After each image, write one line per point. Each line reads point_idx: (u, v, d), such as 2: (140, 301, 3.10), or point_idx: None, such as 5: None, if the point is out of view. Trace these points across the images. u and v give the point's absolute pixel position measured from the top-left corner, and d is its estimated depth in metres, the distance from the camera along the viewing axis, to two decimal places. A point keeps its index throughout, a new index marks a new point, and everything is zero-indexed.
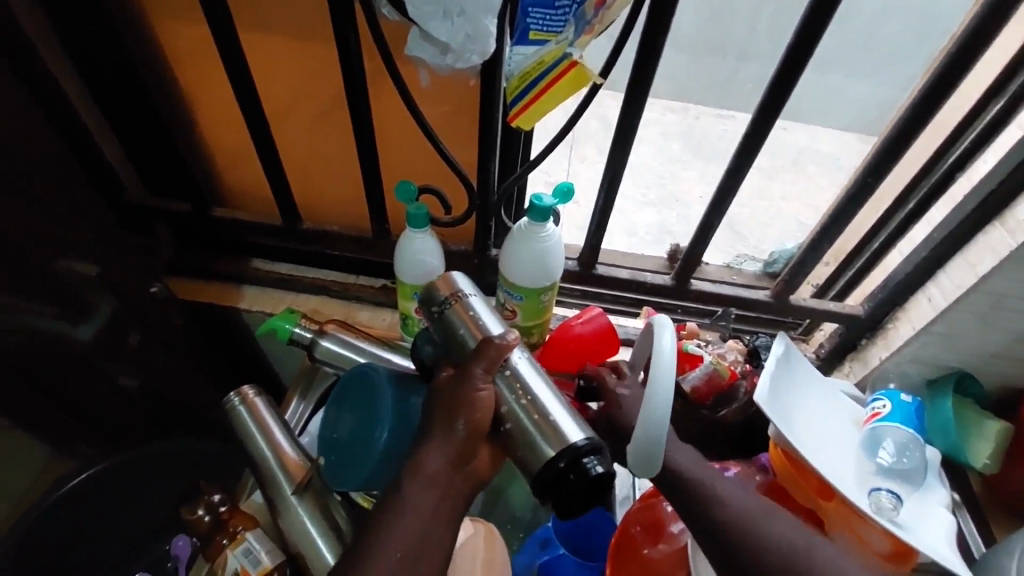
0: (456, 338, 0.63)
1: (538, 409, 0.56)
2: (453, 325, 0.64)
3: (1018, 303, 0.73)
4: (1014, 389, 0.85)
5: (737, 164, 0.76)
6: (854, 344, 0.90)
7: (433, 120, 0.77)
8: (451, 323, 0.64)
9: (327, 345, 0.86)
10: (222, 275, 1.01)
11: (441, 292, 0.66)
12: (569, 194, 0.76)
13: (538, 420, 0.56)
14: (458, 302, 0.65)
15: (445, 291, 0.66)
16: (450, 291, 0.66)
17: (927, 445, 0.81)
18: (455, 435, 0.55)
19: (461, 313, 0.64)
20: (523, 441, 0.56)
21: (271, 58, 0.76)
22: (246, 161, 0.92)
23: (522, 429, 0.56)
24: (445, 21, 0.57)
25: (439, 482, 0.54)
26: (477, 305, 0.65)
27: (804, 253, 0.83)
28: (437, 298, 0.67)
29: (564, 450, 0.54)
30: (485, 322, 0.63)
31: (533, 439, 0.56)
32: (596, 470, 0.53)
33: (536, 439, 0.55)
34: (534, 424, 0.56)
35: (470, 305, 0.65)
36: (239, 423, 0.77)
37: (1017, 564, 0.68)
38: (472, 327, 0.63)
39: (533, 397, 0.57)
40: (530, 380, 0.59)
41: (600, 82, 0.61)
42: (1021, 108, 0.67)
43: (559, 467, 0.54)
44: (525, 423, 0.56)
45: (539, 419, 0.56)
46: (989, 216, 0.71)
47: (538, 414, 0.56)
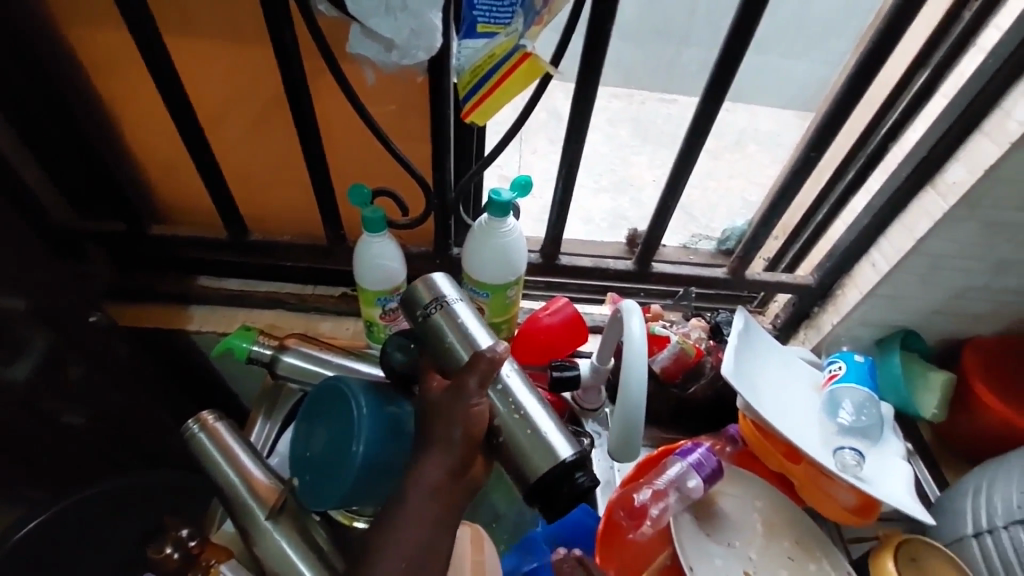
0: (443, 346, 0.64)
1: (530, 421, 0.59)
2: (439, 332, 0.64)
3: (953, 261, 0.78)
4: (952, 342, 0.92)
5: (688, 147, 0.77)
6: (807, 312, 0.94)
7: (382, 119, 0.75)
8: (437, 330, 0.64)
9: (289, 360, 0.83)
10: (168, 296, 0.95)
11: (426, 298, 0.66)
12: (527, 187, 0.76)
13: (531, 434, 0.58)
14: (442, 309, 0.65)
15: (427, 295, 0.66)
16: (433, 297, 0.66)
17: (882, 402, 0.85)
18: (453, 446, 0.54)
19: (446, 318, 0.64)
20: (517, 453, 0.58)
21: (203, 63, 0.71)
22: (184, 173, 0.86)
23: (515, 442, 0.58)
24: (387, 16, 0.55)
25: (440, 495, 0.52)
26: (463, 311, 0.65)
27: (757, 228, 0.86)
28: (420, 302, 0.66)
29: (556, 465, 0.57)
30: (470, 327, 0.64)
31: (526, 450, 0.58)
32: (587, 482, 0.57)
33: (528, 450, 0.58)
34: (527, 434, 0.58)
35: (456, 312, 0.64)
36: (200, 451, 0.73)
37: (970, 504, 0.74)
38: (460, 335, 0.63)
39: (523, 409, 0.60)
40: (520, 394, 0.61)
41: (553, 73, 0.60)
42: (946, 76, 0.71)
43: (554, 478, 0.57)
44: (517, 436, 0.58)
45: (532, 433, 0.58)
46: (922, 182, 0.75)
47: (530, 428, 0.59)
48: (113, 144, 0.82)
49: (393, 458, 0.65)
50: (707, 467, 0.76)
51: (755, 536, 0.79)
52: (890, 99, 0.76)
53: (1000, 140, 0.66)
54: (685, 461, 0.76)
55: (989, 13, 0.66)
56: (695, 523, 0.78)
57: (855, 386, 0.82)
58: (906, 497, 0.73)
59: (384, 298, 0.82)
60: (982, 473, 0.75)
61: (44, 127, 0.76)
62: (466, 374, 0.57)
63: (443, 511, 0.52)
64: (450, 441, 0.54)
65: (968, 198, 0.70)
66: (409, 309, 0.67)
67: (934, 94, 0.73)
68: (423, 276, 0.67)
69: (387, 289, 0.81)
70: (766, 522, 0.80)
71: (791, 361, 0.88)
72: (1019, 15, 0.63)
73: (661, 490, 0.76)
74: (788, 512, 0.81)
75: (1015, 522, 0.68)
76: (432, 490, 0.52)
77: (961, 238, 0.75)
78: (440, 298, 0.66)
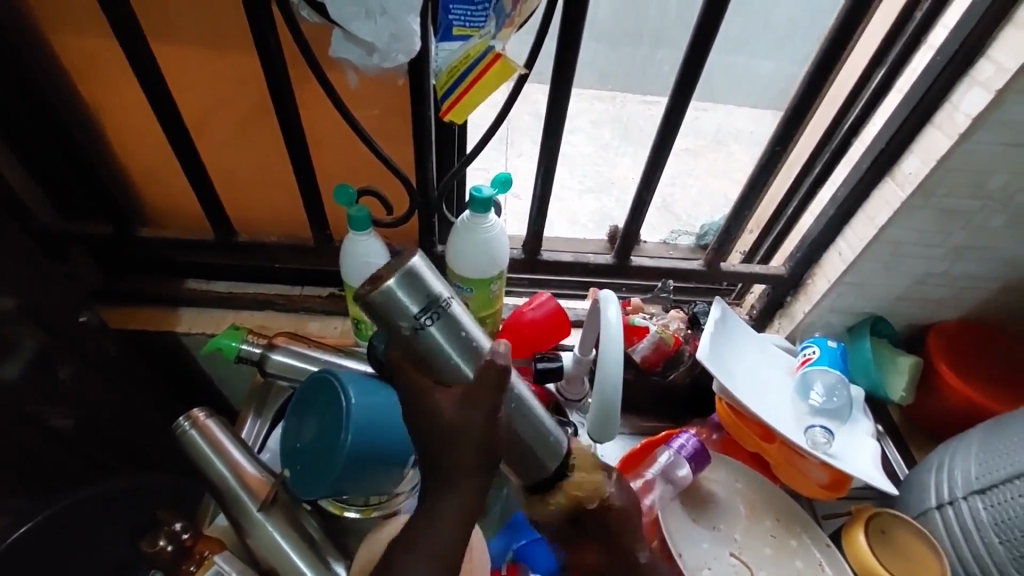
0: (439, 370, 0.47)
1: (529, 410, 0.52)
2: (439, 351, 0.47)
3: (913, 248, 0.82)
4: (917, 326, 0.96)
5: (660, 143, 0.81)
6: (781, 301, 0.98)
7: (365, 122, 0.77)
8: (430, 350, 0.47)
9: (279, 358, 0.84)
10: (157, 300, 0.97)
11: (413, 303, 0.46)
12: (508, 184, 0.79)
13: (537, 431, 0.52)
14: (442, 312, 0.47)
15: (411, 292, 0.46)
16: (424, 299, 0.47)
17: (852, 384, 0.89)
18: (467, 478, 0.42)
19: (444, 326, 0.48)
20: (522, 456, 0.52)
21: (187, 67, 0.73)
22: (171, 177, 0.88)
23: (523, 446, 0.52)
24: (367, 21, 0.57)
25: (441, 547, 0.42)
26: (461, 313, 0.49)
27: (730, 220, 0.89)
28: (405, 310, 0.46)
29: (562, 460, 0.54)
30: (476, 332, 0.49)
31: (534, 450, 0.52)
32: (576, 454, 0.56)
33: (535, 449, 0.52)
34: (533, 429, 0.52)
35: (453, 317, 0.48)
36: (192, 447, 0.75)
37: (935, 478, 0.77)
38: (462, 350, 0.48)
39: (522, 400, 0.52)
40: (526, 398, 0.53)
41: (525, 72, 0.62)
42: (900, 74, 0.76)
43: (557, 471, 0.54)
44: (524, 439, 0.52)
45: (536, 430, 0.52)
46: (882, 174, 0.79)
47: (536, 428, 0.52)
48: (100, 148, 0.84)
49: (384, 449, 0.67)
50: (690, 449, 0.78)
51: (738, 518, 0.81)
52: (851, 94, 0.80)
53: (949, 131, 0.71)
54: (672, 448, 0.78)
55: (938, 13, 0.70)
56: (684, 510, 0.80)
57: (827, 368, 0.85)
58: (872, 469, 0.78)
59: None
60: (946, 449, 0.78)
61: (30, 131, 0.77)
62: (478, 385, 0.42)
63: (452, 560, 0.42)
64: (471, 479, 0.42)
65: (923, 187, 0.75)
66: (388, 319, 0.47)
67: (891, 89, 0.77)
68: (406, 265, 0.47)
69: None
70: (748, 504, 0.82)
71: (762, 346, 0.91)
72: (962, 15, 0.67)
73: (651, 480, 0.77)
74: (767, 493, 0.83)
75: (973, 492, 0.72)
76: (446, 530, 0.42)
77: (919, 226, 0.79)
78: (434, 299, 0.47)
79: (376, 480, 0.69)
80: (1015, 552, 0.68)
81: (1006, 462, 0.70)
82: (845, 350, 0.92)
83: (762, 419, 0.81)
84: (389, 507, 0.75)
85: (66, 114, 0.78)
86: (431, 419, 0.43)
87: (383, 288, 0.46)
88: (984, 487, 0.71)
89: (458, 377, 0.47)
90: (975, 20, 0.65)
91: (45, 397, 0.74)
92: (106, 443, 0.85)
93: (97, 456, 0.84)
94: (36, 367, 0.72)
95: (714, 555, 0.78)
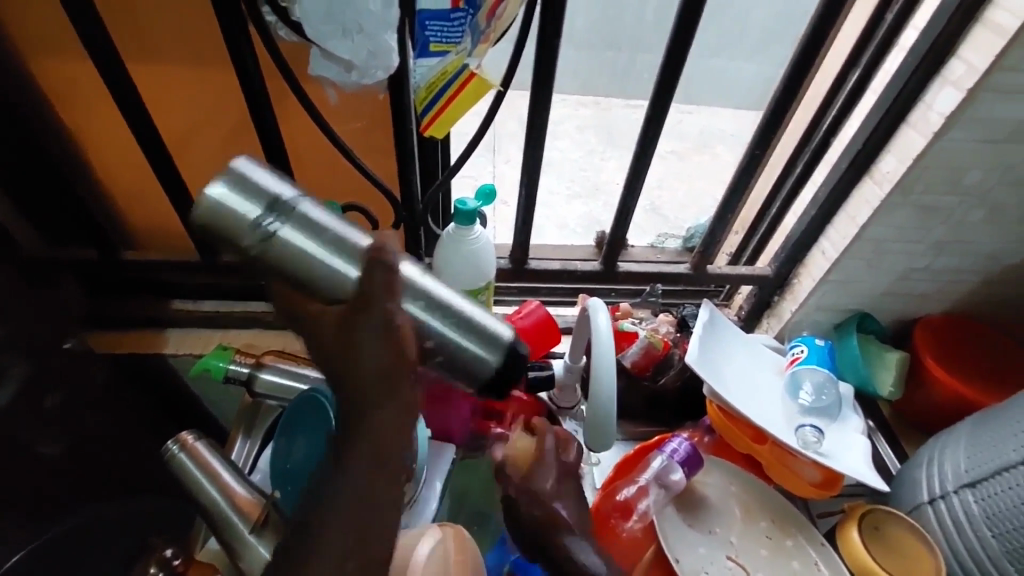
0: (318, 272, 0.54)
1: (439, 303, 0.58)
2: (294, 243, 0.53)
3: (896, 245, 0.83)
4: (903, 321, 0.97)
5: (642, 149, 0.82)
6: (768, 301, 0.99)
7: (347, 138, 0.77)
8: (288, 244, 0.54)
9: (267, 377, 0.83)
10: (145, 322, 0.97)
11: (256, 209, 0.54)
12: (492, 196, 0.79)
13: (456, 322, 0.58)
14: (289, 211, 0.54)
15: (245, 193, 0.54)
16: (268, 198, 0.54)
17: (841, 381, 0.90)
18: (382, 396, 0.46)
19: (291, 224, 0.54)
20: (454, 352, 0.58)
21: (167, 88, 0.73)
22: (155, 199, 0.87)
23: (446, 343, 0.58)
24: (344, 39, 0.58)
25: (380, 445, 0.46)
26: (310, 209, 0.55)
27: (714, 223, 0.90)
28: (247, 216, 0.54)
29: (503, 353, 0.60)
30: (338, 226, 0.55)
31: (458, 343, 0.58)
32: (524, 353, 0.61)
33: (460, 342, 0.58)
34: (454, 322, 0.58)
35: (302, 215, 0.54)
36: (181, 471, 0.74)
37: (926, 473, 0.78)
38: (331, 244, 0.54)
39: (431, 297, 0.58)
40: (442, 295, 0.59)
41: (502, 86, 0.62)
42: (873, 75, 0.77)
43: (500, 371, 0.59)
44: (445, 334, 0.58)
45: (457, 322, 0.58)
46: (861, 173, 0.80)
47: (455, 318, 0.59)
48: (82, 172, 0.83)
49: None
50: (683, 453, 0.78)
51: (733, 520, 0.81)
52: (828, 96, 0.81)
53: (924, 130, 0.72)
54: (664, 453, 0.78)
55: (907, 15, 0.72)
56: (679, 515, 0.80)
57: (816, 367, 0.86)
58: (863, 467, 0.79)
59: None
60: (935, 442, 0.79)
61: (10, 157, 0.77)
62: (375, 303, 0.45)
63: (389, 478, 0.47)
64: (395, 388, 0.46)
65: (902, 185, 0.76)
66: (230, 225, 0.54)
67: (865, 90, 0.78)
68: (230, 169, 0.54)
69: None
70: (743, 506, 0.82)
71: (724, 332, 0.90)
72: (930, 17, 0.68)
73: (645, 485, 0.78)
74: (761, 495, 0.83)
75: (963, 486, 0.73)
76: (372, 450, 0.46)
77: (899, 223, 0.80)
78: (275, 199, 0.54)
79: None
80: (1008, 546, 0.68)
81: (994, 455, 0.70)
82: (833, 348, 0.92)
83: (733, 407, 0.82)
84: None
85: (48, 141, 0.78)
86: (331, 339, 0.46)
87: (213, 191, 0.53)
88: (974, 480, 0.72)
89: (338, 271, 0.54)
90: (943, 23, 0.67)
91: (34, 427, 0.72)
92: None
93: None
94: (23, 396, 0.71)
95: (711, 559, 0.78)
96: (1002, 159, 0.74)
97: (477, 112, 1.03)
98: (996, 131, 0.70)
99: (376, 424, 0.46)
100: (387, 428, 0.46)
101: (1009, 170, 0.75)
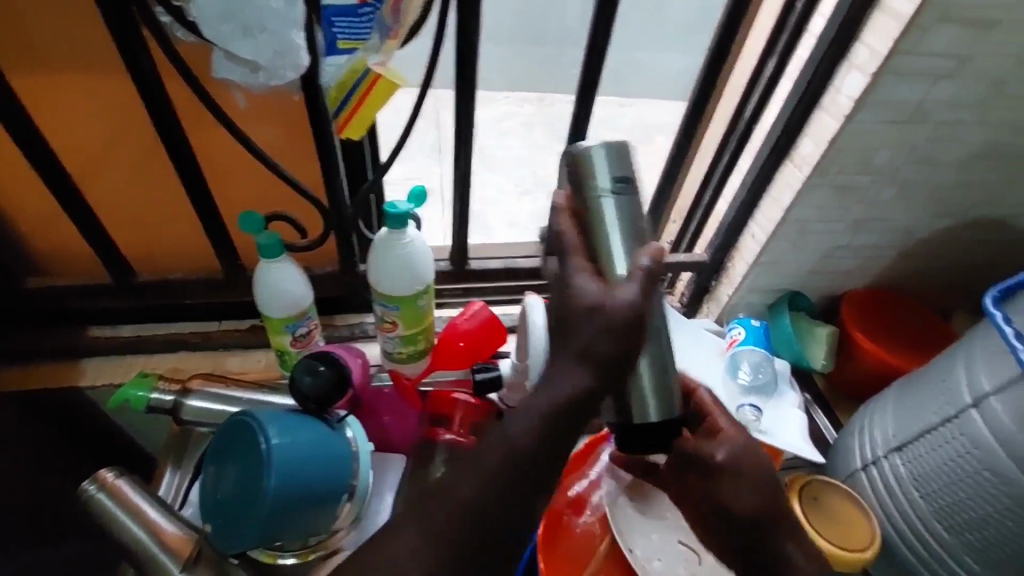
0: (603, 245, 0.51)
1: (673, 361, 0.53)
2: (608, 219, 0.51)
3: (819, 225, 0.87)
4: (833, 297, 1.02)
5: (575, 144, 0.81)
6: (707, 287, 1.01)
7: (264, 145, 0.73)
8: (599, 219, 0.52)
9: (195, 403, 0.78)
10: (52, 353, 0.87)
11: (606, 183, 0.52)
12: (424, 198, 0.77)
13: (657, 377, 0.51)
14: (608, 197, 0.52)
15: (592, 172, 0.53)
16: (592, 183, 0.53)
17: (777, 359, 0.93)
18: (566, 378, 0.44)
19: (618, 206, 0.52)
20: (634, 404, 0.51)
21: (55, 97, 0.67)
22: (54, 220, 0.80)
23: (639, 393, 0.51)
24: (247, 39, 0.54)
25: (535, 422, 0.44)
26: (619, 206, 0.52)
27: (650, 213, 0.91)
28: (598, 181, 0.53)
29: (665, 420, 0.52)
30: (639, 227, 0.52)
31: (644, 392, 0.51)
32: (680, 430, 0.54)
33: (644, 392, 0.51)
34: (652, 375, 0.51)
35: (631, 206, 0.52)
36: (101, 511, 0.69)
37: (857, 440, 0.82)
38: (628, 236, 0.51)
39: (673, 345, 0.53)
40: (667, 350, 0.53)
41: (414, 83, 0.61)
42: (788, 63, 0.79)
43: (660, 426, 0.52)
44: (643, 385, 0.51)
45: (654, 376, 0.51)
46: (782, 158, 0.83)
47: (664, 375, 0.52)
48: None
49: (311, 484, 0.63)
50: None
51: None
52: (748, 85, 0.83)
53: (836, 114, 0.75)
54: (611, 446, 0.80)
55: (814, 4, 0.74)
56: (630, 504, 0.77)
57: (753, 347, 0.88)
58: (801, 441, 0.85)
59: (292, 324, 0.81)
60: (864, 409, 0.83)
61: None
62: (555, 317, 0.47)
63: (537, 462, 0.45)
64: (559, 377, 0.45)
65: (820, 167, 0.79)
66: (582, 184, 0.53)
67: (783, 77, 0.81)
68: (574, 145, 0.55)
69: (293, 314, 0.80)
70: None
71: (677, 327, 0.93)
72: (834, 6, 0.71)
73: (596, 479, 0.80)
74: None
75: (892, 450, 0.77)
76: (529, 431, 0.44)
77: (820, 204, 0.83)
78: (617, 178, 0.53)
79: (309, 522, 0.65)
80: (935, 504, 0.72)
81: (917, 419, 0.74)
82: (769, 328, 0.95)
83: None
84: (327, 547, 0.71)
85: None
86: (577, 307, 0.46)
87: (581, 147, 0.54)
88: (901, 444, 0.76)
89: (612, 257, 0.50)
90: (846, 11, 0.69)
91: None
92: None
93: None
94: None
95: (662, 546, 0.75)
96: (907, 139, 0.78)
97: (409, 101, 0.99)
98: (900, 113, 0.74)
99: (530, 405, 0.45)
100: (543, 411, 0.44)
101: (915, 148, 0.79)
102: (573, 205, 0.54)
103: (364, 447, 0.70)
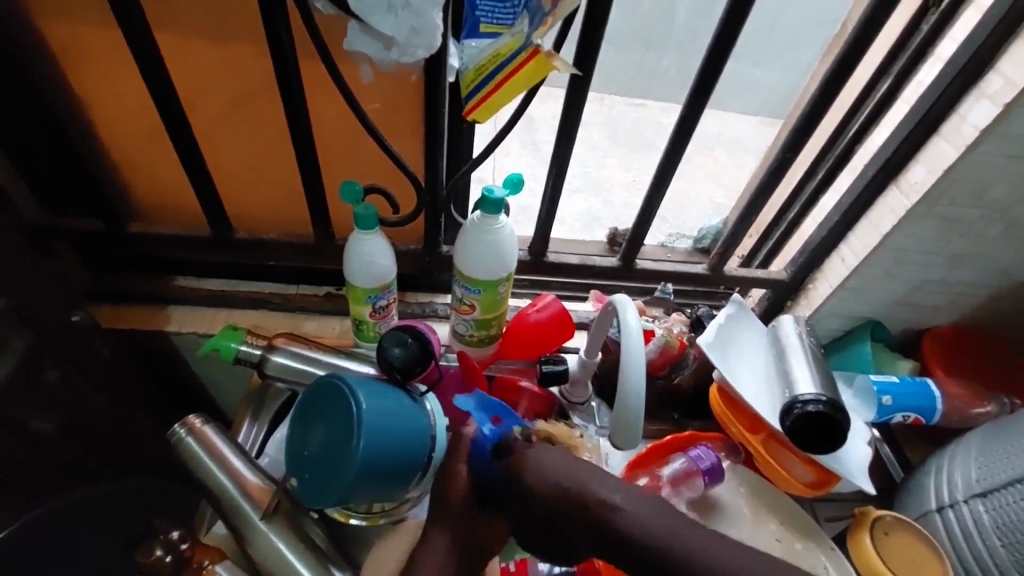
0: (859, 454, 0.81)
1: (792, 429, 0.74)
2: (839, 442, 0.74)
3: (916, 255, 0.84)
4: (912, 330, 0.99)
5: (672, 147, 0.81)
6: (782, 305, 0.99)
7: (374, 117, 0.75)
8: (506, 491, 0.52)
9: (279, 360, 0.82)
10: (144, 297, 0.93)
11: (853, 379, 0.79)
12: (520, 184, 0.77)
13: (836, 411, 0.73)
14: (821, 442, 0.74)
15: (838, 443, 0.73)
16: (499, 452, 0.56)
17: (860, 376, 0.90)
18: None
19: (791, 423, 0.74)
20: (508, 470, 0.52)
21: (190, 56, 0.70)
22: (166, 173, 0.84)
23: (815, 426, 0.73)
24: (389, 15, 0.56)
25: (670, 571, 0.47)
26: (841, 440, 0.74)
27: (736, 225, 0.89)
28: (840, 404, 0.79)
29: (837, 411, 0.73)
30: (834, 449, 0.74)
31: (818, 427, 0.73)
32: (806, 391, 0.75)
33: (816, 425, 0.73)
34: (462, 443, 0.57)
35: (841, 436, 0.73)
36: (188, 455, 0.73)
37: (932, 479, 0.81)
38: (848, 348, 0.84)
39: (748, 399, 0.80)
40: (822, 389, 0.76)
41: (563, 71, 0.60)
42: (905, 85, 0.77)
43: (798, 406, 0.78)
44: (810, 426, 0.73)
45: (829, 422, 0.73)
46: (886, 182, 0.81)
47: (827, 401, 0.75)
48: (89, 141, 0.79)
49: (390, 457, 0.64)
50: (707, 461, 0.78)
51: (744, 521, 0.81)
52: (856, 104, 0.81)
53: (956, 142, 0.72)
54: (687, 456, 0.79)
55: (944, 27, 0.71)
56: (689, 513, 0.80)
57: (905, 411, 0.86)
58: (854, 467, 0.79)
59: (374, 296, 0.83)
60: (944, 451, 0.82)
61: (20, 122, 0.73)
62: (436, 530, 0.53)
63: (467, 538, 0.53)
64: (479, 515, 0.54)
65: (928, 197, 0.76)
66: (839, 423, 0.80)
67: (896, 99, 0.78)
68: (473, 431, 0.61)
69: (378, 286, 0.82)
70: (753, 507, 0.83)
71: (775, 335, 0.87)
72: (972, 29, 0.68)
73: (660, 479, 0.79)
74: (770, 498, 0.84)
75: (974, 495, 0.74)
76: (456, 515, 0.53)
77: (922, 234, 0.81)
78: (865, 454, 0.82)
79: (387, 491, 0.66)
80: (1016, 554, 0.69)
81: (1004, 467, 0.72)
82: (862, 362, 0.93)
83: (790, 438, 0.75)
84: (394, 514, 0.73)
85: (57, 105, 0.74)
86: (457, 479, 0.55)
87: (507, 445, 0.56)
88: (985, 490, 0.73)
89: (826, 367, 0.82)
90: (985, 37, 0.67)
91: (31, 403, 0.68)
92: (99, 453, 0.81)
93: (88, 466, 0.79)
94: (27, 371, 0.67)
95: None
96: None
97: (493, 126, 0.92)
98: None
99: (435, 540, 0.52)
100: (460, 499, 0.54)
101: None
102: (819, 424, 0.73)
103: (441, 423, 0.72)
